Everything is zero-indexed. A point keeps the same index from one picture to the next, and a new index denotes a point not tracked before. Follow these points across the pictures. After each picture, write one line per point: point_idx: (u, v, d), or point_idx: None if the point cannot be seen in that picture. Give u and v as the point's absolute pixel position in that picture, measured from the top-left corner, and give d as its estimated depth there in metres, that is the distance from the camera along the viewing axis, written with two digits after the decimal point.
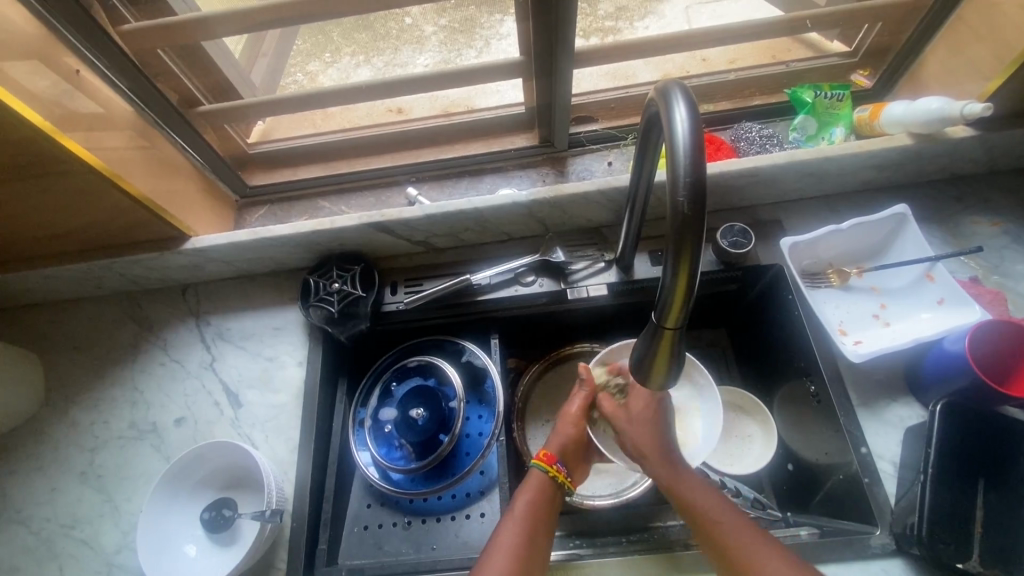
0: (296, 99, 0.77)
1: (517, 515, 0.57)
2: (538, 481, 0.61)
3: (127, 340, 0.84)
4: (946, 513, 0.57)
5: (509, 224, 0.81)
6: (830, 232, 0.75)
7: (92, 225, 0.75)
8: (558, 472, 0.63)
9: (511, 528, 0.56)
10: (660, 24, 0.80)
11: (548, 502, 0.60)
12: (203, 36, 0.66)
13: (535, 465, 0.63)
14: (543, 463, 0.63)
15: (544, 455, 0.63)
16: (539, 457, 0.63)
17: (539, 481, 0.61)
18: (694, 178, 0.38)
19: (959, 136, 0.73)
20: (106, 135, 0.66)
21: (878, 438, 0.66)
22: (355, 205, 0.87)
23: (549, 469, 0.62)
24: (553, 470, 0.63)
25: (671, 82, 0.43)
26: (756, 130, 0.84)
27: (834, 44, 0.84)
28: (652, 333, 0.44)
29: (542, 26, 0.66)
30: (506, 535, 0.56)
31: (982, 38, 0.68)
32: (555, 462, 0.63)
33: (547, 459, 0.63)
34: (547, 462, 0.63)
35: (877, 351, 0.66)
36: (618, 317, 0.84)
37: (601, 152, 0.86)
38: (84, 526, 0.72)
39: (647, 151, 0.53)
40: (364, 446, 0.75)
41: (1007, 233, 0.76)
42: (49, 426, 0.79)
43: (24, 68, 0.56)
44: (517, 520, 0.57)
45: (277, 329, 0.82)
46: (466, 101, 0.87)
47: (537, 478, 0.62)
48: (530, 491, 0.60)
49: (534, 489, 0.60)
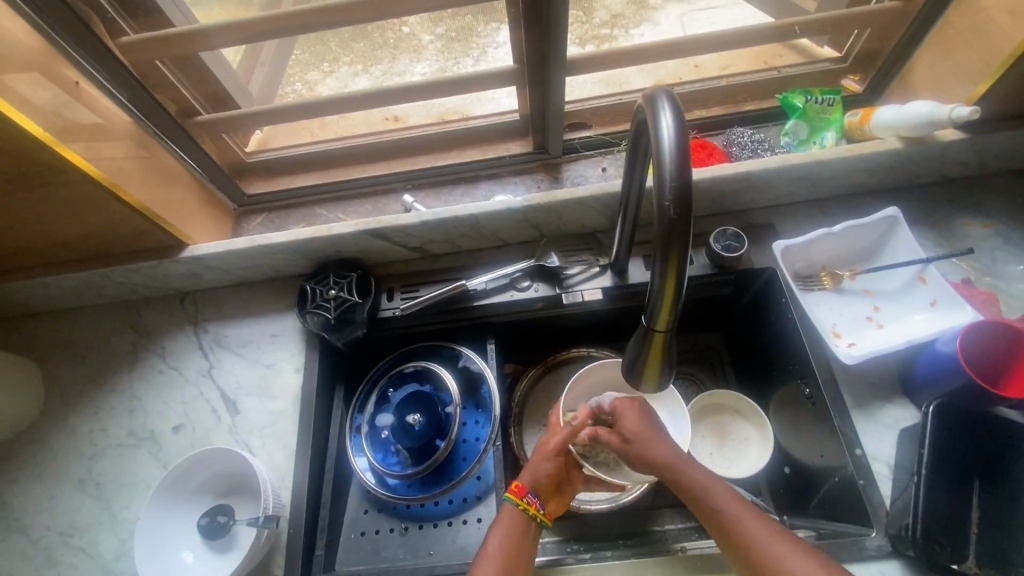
0: (294, 108, 0.78)
1: (493, 552, 0.57)
2: (509, 513, 0.60)
3: (126, 348, 0.84)
4: (941, 514, 0.57)
5: (505, 230, 0.81)
6: (822, 235, 0.75)
7: (90, 235, 0.75)
8: (530, 505, 0.61)
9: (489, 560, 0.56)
10: (654, 31, 0.80)
11: (525, 538, 0.59)
12: (201, 47, 0.67)
13: (507, 498, 0.62)
14: (514, 496, 0.61)
15: (515, 487, 0.62)
16: (510, 490, 0.62)
17: (510, 514, 0.60)
18: (680, 184, 0.38)
19: (949, 138, 0.74)
20: (105, 145, 0.67)
21: (873, 439, 0.67)
22: (352, 213, 0.88)
23: (521, 502, 0.61)
24: (525, 503, 0.61)
25: (659, 89, 0.44)
26: (748, 135, 0.84)
27: (824, 50, 0.85)
28: (642, 335, 0.44)
29: (536, 35, 0.67)
30: (487, 568, 0.55)
31: (969, 42, 0.69)
32: (527, 494, 0.62)
33: (518, 491, 0.62)
34: (519, 495, 0.61)
35: (871, 353, 0.67)
36: (614, 321, 0.84)
37: (595, 159, 0.87)
38: (82, 534, 0.72)
39: (637, 158, 0.54)
40: (360, 452, 0.75)
41: (1000, 235, 0.77)
42: (47, 435, 0.79)
43: (24, 79, 0.57)
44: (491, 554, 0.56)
45: (275, 336, 0.82)
46: (461, 108, 0.87)
47: (508, 510, 0.61)
48: (503, 527, 0.59)
49: (506, 525, 0.59)
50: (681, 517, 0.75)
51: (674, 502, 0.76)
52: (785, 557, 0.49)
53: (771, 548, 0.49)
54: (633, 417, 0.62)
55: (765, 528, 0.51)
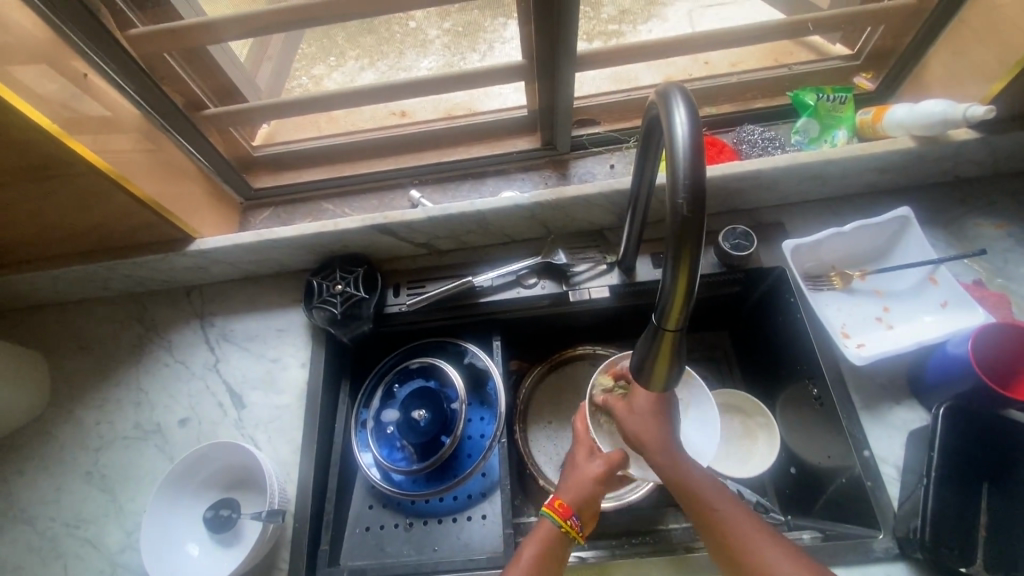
0: (300, 102, 0.77)
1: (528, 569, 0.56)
2: (550, 534, 0.59)
3: (133, 341, 0.85)
4: (950, 516, 0.57)
5: (512, 227, 0.81)
6: (832, 234, 0.75)
7: (97, 227, 0.75)
8: (572, 528, 0.59)
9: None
10: (662, 27, 0.79)
11: (559, 557, 0.58)
12: (208, 39, 0.66)
13: (548, 515, 0.59)
14: (557, 515, 0.59)
15: (559, 507, 0.59)
16: (555, 509, 0.59)
17: (551, 534, 0.59)
18: (694, 181, 0.38)
19: (962, 138, 0.73)
20: (114, 138, 0.67)
21: (881, 440, 0.66)
22: (358, 208, 0.88)
23: (564, 524, 0.59)
24: (567, 525, 0.59)
25: (672, 85, 0.43)
26: (758, 134, 0.84)
27: (837, 47, 0.84)
28: (653, 334, 0.44)
29: (544, 30, 0.66)
30: None
31: (984, 41, 0.68)
32: (571, 516, 0.59)
33: (562, 512, 0.59)
34: (562, 515, 0.59)
35: (881, 354, 0.66)
36: (621, 319, 0.84)
37: (603, 156, 0.87)
38: (88, 525, 0.72)
39: (648, 153, 0.53)
40: (366, 447, 0.75)
41: (1011, 236, 0.76)
42: (54, 427, 0.80)
43: (33, 71, 0.57)
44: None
45: (281, 331, 0.82)
46: (468, 104, 0.87)
47: (548, 528, 0.59)
48: (540, 545, 0.58)
49: (546, 544, 0.58)
50: (685, 517, 0.74)
51: (680, 501, 0.76)
52: (778, 562, 0.48)
53: (765, 556, 0.49)
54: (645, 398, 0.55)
55: (756, 532, 0.50)
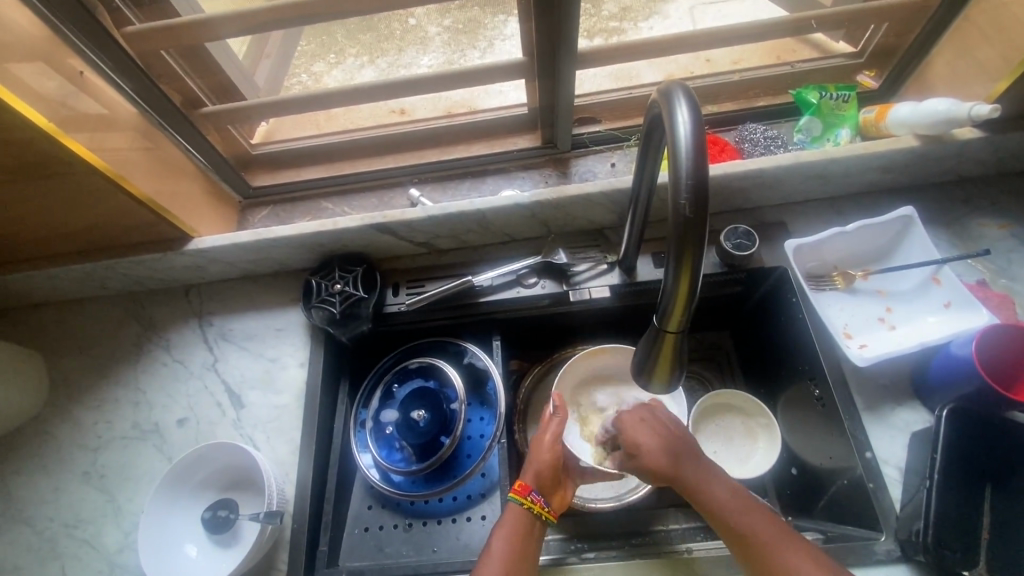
0: (298, 100, 0.77)
1: (498, 550, 0.56)
2: (515, 515, 0.60)
3: (131, 340, 0.84)
4: (953, 519, 0.56)
5: (512, 226, 0.80)
6: (835, 234, 0.74)
7: (95, 226, 0.75)
8: (534, 503, 0.60)
9: (494, 560, 0.56)
10: (664, 24, 0.79)
11: (529, 538, 0.59)
12: (206, 36, 0.65)
13: (511, 498, 0.61)
14: (518, 495, 0.61)
15: (518, 486, 0.61)
16: (514, 489, 0.61)
17: (516, 515, 0.60)
18: (696, 182, 0.37)
19: (966, 137, 0.72)
20: (111, 136, 0.66)
21: (884, 442, 0.66)
22: (357, 206, 0.87)
23: (525, 501, 0.60)
24: (528, 501, 0.60)
25: (674, 84, 0.42)
26: (760, 132, 0.83)
27: (840, 45, 0.83)
28: (654, 336, 0.43)
29: (544, 27, 0.66)
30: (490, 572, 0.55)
31: (989, 39, 0.68)
32: (531, 492, 0.61)
33: (522, 490, 0.61)
34: (522, 493, 0.61)
35: (883, 355, 0.66)
36: (622, 319, 0.83)
37: (604, 154, 0.86)
38: (86, 525, 0.72)
39: (650, 152, 0.53)
40: (364, 448, 0.75)
41: (1015, 236, 0.76)
42: (51, 427, 0.79)
43: (29, 68, 0.57)
44: (496, 559, 0.56)
45: (279, 330, 0.82)
46: (468, 102, 0.87)
47: (513, 512, 0.60)
48: (506, 528, 0.59)
49: (511, 527, 0.59)
50: (686, 517, 0.74)
51: (680, 502, 0.75)
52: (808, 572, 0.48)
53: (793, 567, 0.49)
54: (644, 431, 0.61)
55: (783, 544, 0.51)
